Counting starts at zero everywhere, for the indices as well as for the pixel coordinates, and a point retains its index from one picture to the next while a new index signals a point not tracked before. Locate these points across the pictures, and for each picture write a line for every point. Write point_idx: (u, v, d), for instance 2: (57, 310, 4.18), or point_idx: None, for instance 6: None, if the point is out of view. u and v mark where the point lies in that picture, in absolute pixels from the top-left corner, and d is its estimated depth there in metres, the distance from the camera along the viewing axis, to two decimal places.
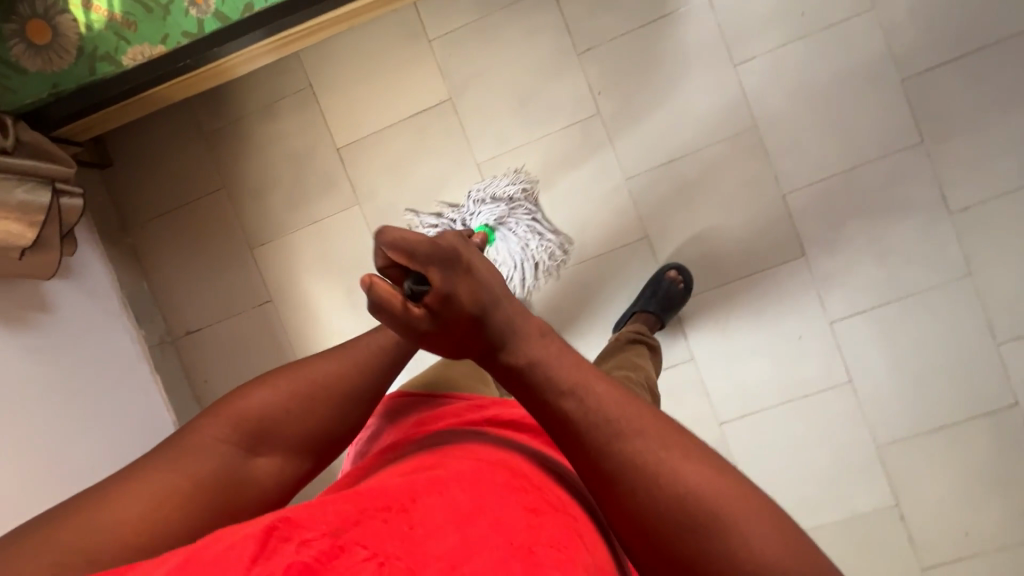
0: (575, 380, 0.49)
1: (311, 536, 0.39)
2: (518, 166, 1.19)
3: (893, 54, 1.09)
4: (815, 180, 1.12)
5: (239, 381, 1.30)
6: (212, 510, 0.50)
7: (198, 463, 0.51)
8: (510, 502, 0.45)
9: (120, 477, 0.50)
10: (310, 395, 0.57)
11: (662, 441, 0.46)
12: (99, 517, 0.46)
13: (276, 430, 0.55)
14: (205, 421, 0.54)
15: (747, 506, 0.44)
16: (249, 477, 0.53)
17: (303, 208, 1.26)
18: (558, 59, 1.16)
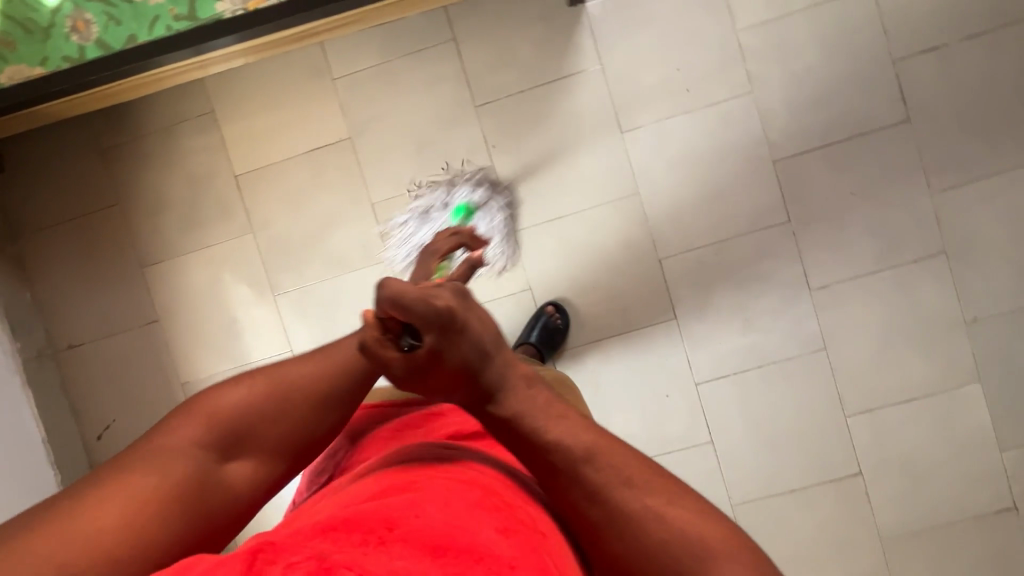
0: (563, 433, 0.48)
1: (296, 559, 0.38)
2: (412, 209, 1.22)
3: (768, 137, 1.16)
4: (688, 248, 1.19)
5: (121, 398, 1.30)
6: (184, 521, 0.49)
7: (162, 470, 0.49)
8: (486, 523, 0.45)
9: (82, 489, 0.47)
10: (285, 398, 0.55)
11: (619, 470, 0.48)
12: (59, 532, 0.44)
13: (254, 430, 0.54)
14: (177, 422, 0.52)
15: (710, 533, 0.46)
16: (222, 481, 0.52)
17: (197, 232, 1.25)
18: (457, 111, 1.20)
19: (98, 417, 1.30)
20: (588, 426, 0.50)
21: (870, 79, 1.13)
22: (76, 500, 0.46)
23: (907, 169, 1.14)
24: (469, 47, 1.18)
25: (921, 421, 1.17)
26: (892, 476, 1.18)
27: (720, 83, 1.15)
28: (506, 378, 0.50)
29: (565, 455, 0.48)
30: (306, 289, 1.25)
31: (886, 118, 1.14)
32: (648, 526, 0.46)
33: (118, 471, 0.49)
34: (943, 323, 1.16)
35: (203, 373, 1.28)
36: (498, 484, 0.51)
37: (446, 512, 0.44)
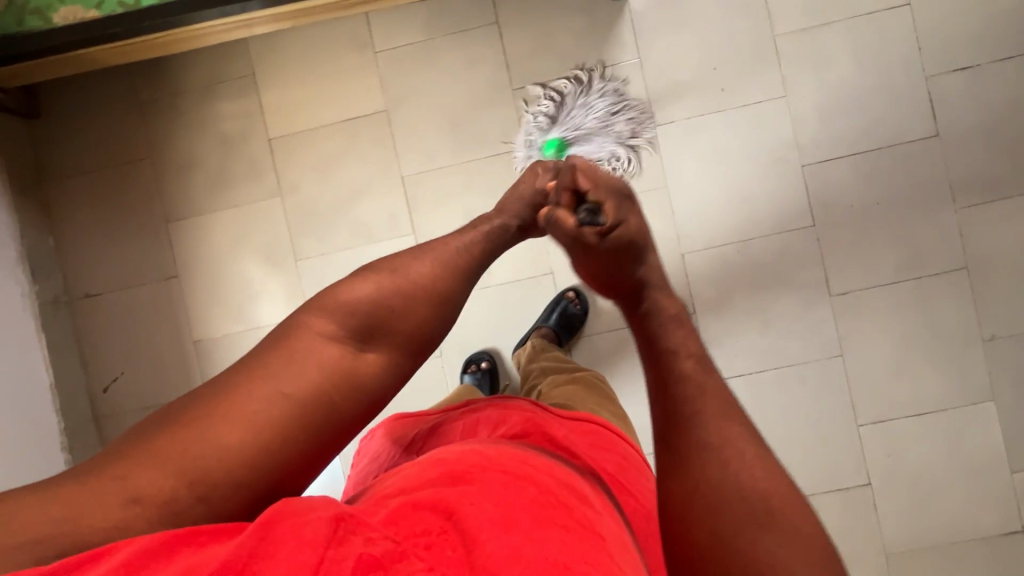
0: (689, 349, 0.57)
1: (376, 534, 0.43)
2: (440, 185, 1.23)
3: (798, 141, 1.17)
4: (712, 245, 1.19)
5: (131, 352, 1.29)
6: (318, 410, 0.56)
7: (300, 364, 0.56)
8: (542, 520, 0.47)
9: (231, 380, 0.55)
10: (409, 294, 0.62)
11: (710, 404, 0.52)
12: (205, 434, 0.52)
13: (379, 323, 0.60)
14: (309, 318, 0.59)
15: (769, 485, 0.49)
16: (356, 369, 0.59)
17: (225, 191, 1.26)
18: (493, 91, 1.21)
19: (105, 369, 1.29)
20: (694, 335, 0.59)
21: (902, 93, 1.16)
22: (220, 401, 0.54)
23: (934, 183, 1.16)
24: (510, 31, 1.21)
25: (934, 437, 1.16)
26: (902, 490, 1.17)
27: (753, 85, 1.18)
28: (655, 275, 0.63)
29: (674, 367, 0.55)
30: (328, 256, 1.25)
31: (915, 132, 1.16)
32: (722, 468, 0.49)
33: (256, 371, 0.56)
34: (960, 339, 1.16)
35: (217, 333, 1.28)
36: (552, 480, 0.55)
37: (502, 508, 0.48)
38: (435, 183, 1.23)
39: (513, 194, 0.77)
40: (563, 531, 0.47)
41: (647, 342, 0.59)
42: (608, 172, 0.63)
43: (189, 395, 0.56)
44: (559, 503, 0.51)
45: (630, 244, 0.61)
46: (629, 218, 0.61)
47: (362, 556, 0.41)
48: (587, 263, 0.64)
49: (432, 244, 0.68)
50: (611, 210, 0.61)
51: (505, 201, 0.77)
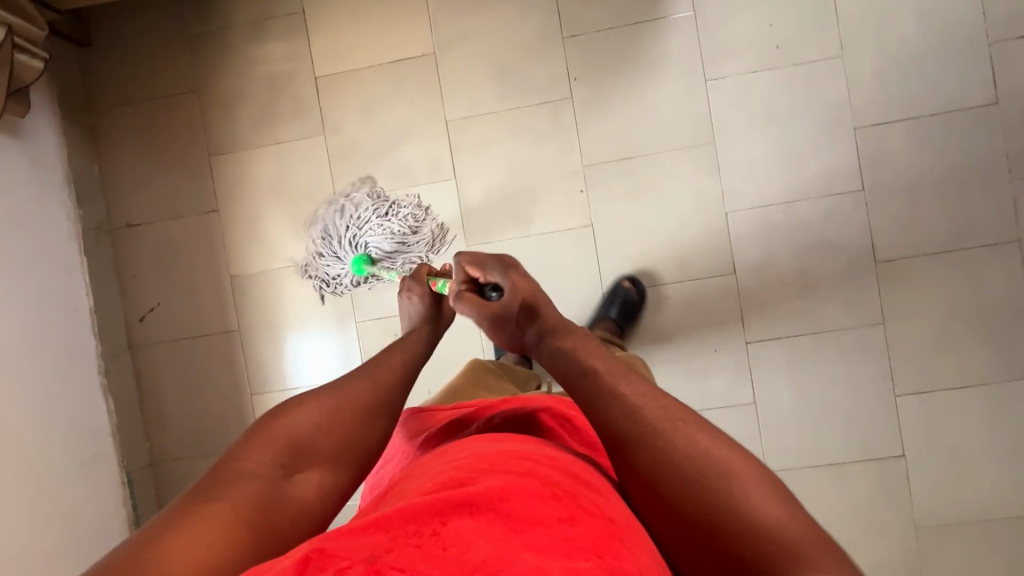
0: (623, 380, 0.57)
1: (347, 564, 0.38)
2: (484, 131, 1.22)
3: (853, 103, 1.15)
4: (757, 205, 1.17)
5: (169, 284, 1.30)
6: (268, 540, 0.50)
7: (241, 496, 0.51)
8: (544, 512, 0.45)
9: (173, 515, 0.48)
10: (348, 413, 0.61)
11: (656, 410, 0.54)
12: (160, 557, 0.44)
13: (313, 446, 0.58)
14: (235, 451, 0.55)
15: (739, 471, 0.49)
16: (296, 494, 0.55)
17: (269, 128, 1.26)
18: (544, 38, 1.20)
19: (142, 299, 1.30)
20: (612, 356, 0.62)
21: (963, 58, 1.13)
22: (153, 544, 0.45)
23: (991, 152, 1.13)
24: None
25: (973, 412, 1.14)
26: (938, 465, 1.15)
27: (810, 43, 1.15)
28: (553, 320, 0.69)
29: (603, 383, 0.58)
30: None
31: (975, 99, 1.13)
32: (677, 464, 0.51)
33: (191, 510, 0.49)
34: (1008, 313, 1.13)
35: (252, 270, 1.28)
36: (563, 476, 0.52)
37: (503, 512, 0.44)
38: (479, 129, 1.22)
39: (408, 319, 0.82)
40: (568, 530, 0.44)
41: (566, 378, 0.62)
42: (490, 255, 0.75)
43: (105, 559, 0.45)
44: (564, 494, 0.48)
45: (528, 298, 0.70)
46: (519, 277, 0.72)
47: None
48: (495, 325, 0.72)
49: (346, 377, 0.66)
50: (501, 270, 0.73)
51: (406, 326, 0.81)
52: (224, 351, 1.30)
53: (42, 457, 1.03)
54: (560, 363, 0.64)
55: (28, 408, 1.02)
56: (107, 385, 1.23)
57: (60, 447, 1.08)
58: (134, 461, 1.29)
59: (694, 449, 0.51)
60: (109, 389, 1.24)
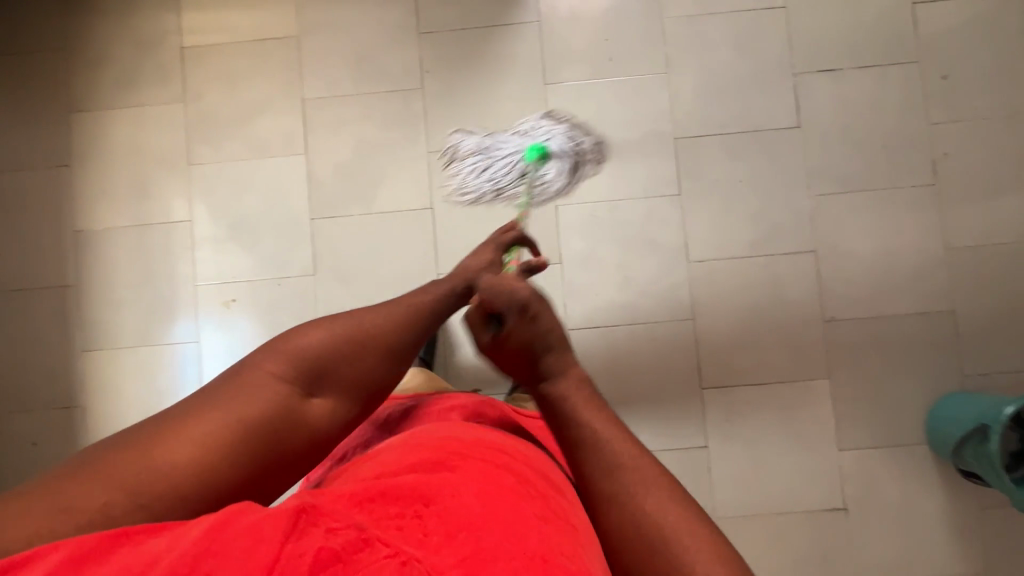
0: (587, 415, 0.58)
1: (336, 525, 0.44)
2: (337, 112, 1.28)
3: (674, 117, 1.26)
4: (584, 200, 1.25)
5: (8, 233, 1.29)
6: (264, 442, 0.59)
7: (235, 397, 0.59)
8: (523, 508, 0.52)
9: (168, 419, 0.57)
10: (357, 341, 0.67)
11: (626, 451, 0.55)
12: (148, 456, 0.53)
13: (331, 368, 0.65)
14: (263, 359, 0.63)
15: (704, 552, 0.47)
16: (305, 411, 0.63)
17: (131, 90, 1.30)
18: (401, 32, 1.29)
19: None
20: (596, 396, 0.60)
21: (772, 84, 1.26)
22: (151, 432, 0.55)
23: (792, 170, 1.25)
24: None
25: (770, 408, 1.21)
26: (737, 456, 1.21)
27: (639, 59, 1.27)
28: (559, 363, 0.61)
29: (583, 433, 0.57)
30: (220, 165, 1.29)
31: (779, 122, 1.25)
32: (655, 521, 0.50)
33: (195, 404, 0.59)
34: (802, 317, 1.23)
35: (99, 226, 1.30)
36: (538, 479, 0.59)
37: (488, 502, 0.51)
38: (333, 109, 1.29)
39: (452, 269, 0.81)
40: (541, 525, 0.50)
41: (555, 423, 0.59)
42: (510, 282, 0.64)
43: (124, 432, 0.56)
44: (536, 494, 0.55)
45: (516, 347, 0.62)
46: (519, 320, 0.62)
47: (321, 550, 0.41)
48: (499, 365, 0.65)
49: (386, 300, 0.74)
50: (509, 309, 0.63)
51: (454, 272, 0.80)
52: (60, 305, 1.29)
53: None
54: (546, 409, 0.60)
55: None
56: None
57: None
58: None
59: (650, 497, 0.51)
60: None
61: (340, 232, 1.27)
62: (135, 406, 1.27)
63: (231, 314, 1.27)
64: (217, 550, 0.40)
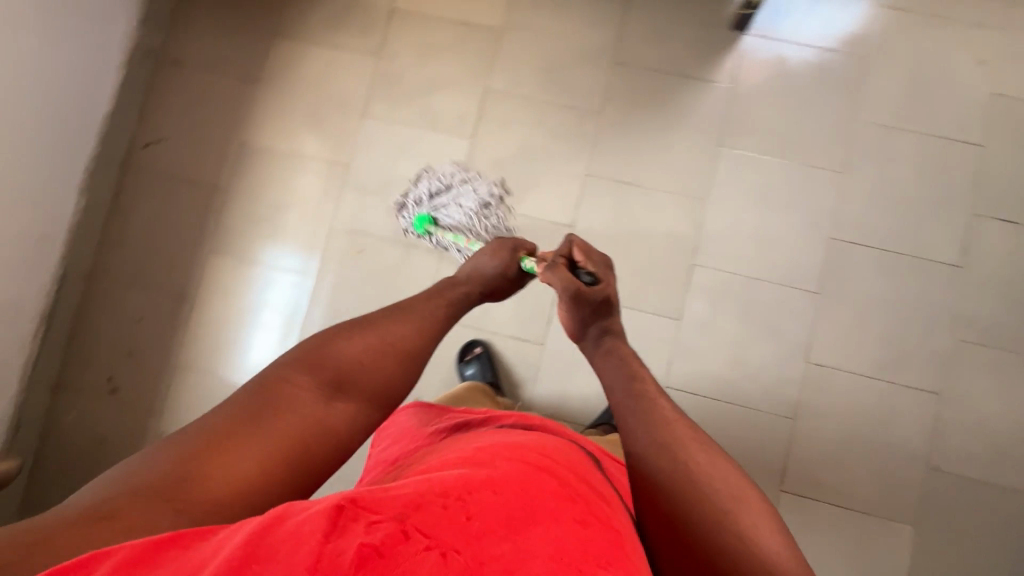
0: (654, 412, 0.65)
1: (377, 517, 0.44)
2: (513, 110, 1.32)
3: (837, 217, 1.24)
4: (722, 268, 1.24)
5: (184, 125, 1.38)
6: (290, 454, 0.54)
7: (257, 400, 0.56)
8: (561, 509, 0.51)
9: (190, 438, 0.51)
10: (379, 350, 0.64)
11: (677, 432, 0.63)
12: (176, 476, 0.48)
13: (355, 376, 0.61)
14: (274, 367, 0.60)
15: (733, 487, 0.59)
16: (330, 419, 0.58)
17: (335, 32, 1.37)
18: (597, 56, 1.32)
19: (155, 128, 1.38)
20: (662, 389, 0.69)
21: (946, 216, 1.23)
22: (182, 436, 0.51)
23: (939, 307, 1.21)
24: (632, 14, 1.32)
25: (846, 535, 1.16)
26: None
27: (820, 151, 1.26)
28: (615, 326, 0.80)
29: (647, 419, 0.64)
30: (389, 124, 1.34)
31: (941, 256, 1.22)
32: (691, 470, 0.59)
33: (215, 411, 0.55)
34: (905, 455, 1.18)
35: (264, 144, 1.37)
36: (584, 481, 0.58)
37: (530, 499, 0.50)
38: (510, 106, 1.32)
39: (477, 270, 0.84)
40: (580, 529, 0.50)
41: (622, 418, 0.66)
42: (596, 250, 0.87)
43: (154, 443, 0.52)
44: (578, 496, 0.54)
45: (608, 300, 0.80)
46: (609, 279, 0.83)
47: (361, 546, 0.42)
48: (576, 307, 0.79)
49: (406, 309, 0.71)
50: (599, 271, 0.83)
51: (470, 275, 0.83)
52: (206, 203, 1.36)
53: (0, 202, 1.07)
54: (615, 368, 0.73)
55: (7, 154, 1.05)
56: (87, 185, 1.28)
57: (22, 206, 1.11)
58: (76, 263, 1.31)
59: (689, 461, 0.60)
60: (88, 187, 1.29)
61: None
62: (227, 315, 1.33)
63: (353, 263, 1.32)
64: (260, 551, 0.40)
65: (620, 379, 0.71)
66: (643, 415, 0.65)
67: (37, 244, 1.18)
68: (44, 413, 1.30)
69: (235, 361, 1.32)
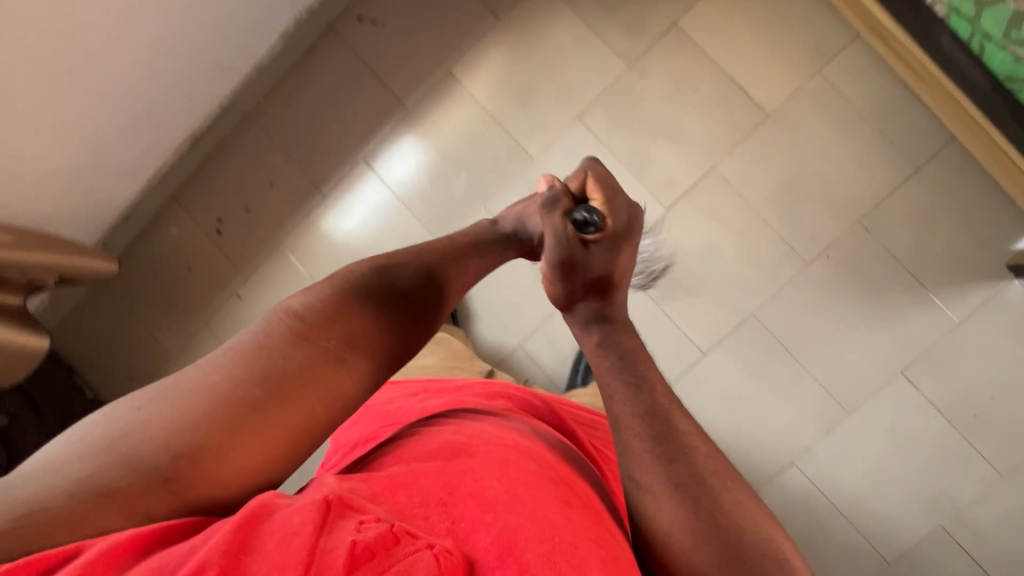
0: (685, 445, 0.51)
1: (367, 518, 0.40)
2: (722, 206, 1.16)
3: (960, 508, 1.11)
4: (815, 482, 1.14)
5: (401, 18, 1.25)
6: (283, 426, 0.46)
7: (246, 356, 0.47)
8: (547, 491, 0.49)
9: (184, 390, 0.45)
10: (396, 311, 0.55)
11: (701, 469, 0.50)
12: (165, 439, 0.42)
13: (368, 340, 0.52)
14: (269, 318, 0.50)
15: (752, 510, 0.49)
16: (331, 383, 0.48)
17: (601, 13, 1.19)
18: (843, 205, 1.13)
19: (372, 4, 1.25)
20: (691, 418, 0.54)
21: None
22: (169, 395, 0.44)
23: None
24: (911, 185, 1.12)
25: None
26: None
27: (994, 441, 1.11)
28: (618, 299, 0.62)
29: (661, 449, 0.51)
30: (597, 145, 1.19)
31: None
32: (711, 506, 0.48)
33: (207, 363, 0.47)
34: None
35: (466, 85, 1.23)
36: (579, 486, 0.53)
37: (531, 511, 0.46)
38: (722, 200, 1.16)
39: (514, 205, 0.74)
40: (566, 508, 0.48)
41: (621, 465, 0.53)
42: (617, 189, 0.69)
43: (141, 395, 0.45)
44: (558, 478, 0.52)
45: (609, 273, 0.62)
46: (630, 233, 0.66)
47: (354, 544, 0.37)
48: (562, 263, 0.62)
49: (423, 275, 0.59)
50: (608, 214, 0.65)
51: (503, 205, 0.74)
52: (381, 111, 1.27)
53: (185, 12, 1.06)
54: (617, 368, 0.56)
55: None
56: (285, 33, 1.24)
57: (205, 23, 1.10)
58: (241, 99, 1.28)
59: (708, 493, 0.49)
60: (284, 37, 1.24)
61: None
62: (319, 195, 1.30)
63: None
64: (243, 555, 0.36)
65: (634, 387, 0.54)
66: (663, 438, 0.51)
67: (216, 71, 1.19)
68: (152, 214, 1.34)
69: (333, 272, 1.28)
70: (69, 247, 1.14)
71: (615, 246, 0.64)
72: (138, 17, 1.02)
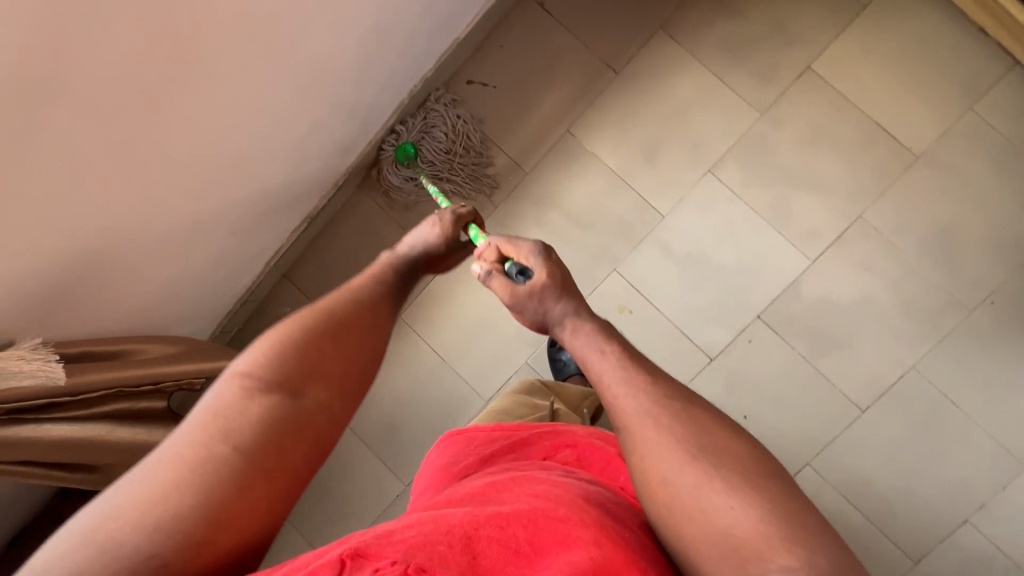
0: (662, 417, 0.52)
1: (383, 565, 0.39)
2: (871, 255, 1.11)
3: None
4: (994, 541, 1.08)
5: (517, 80, 1.21)
6: (267, 465, 0.48)
7: (214, 417, 0.49)
8: (567, 537, 0.47)
9: (166, 463, 0.46)
10: (341, 335, 0.57)
11: (697, 449, 0.50)
12: (159, 511, 0.43)
13: (320, 369, 0.54)
14: (219, 385, 0.51)
15: (768, 489, 0.48)
16: (300, 419, 0.51)
17: (728, 62, 1.15)
18: (1007, 246, 1.07)
19: (486, 68, 1.22)
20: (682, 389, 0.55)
21: None
22: (147, 471, 0.45)
23: None
24: None
25: None
26: None
27: None
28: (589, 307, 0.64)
29: (645, 448, 0.51)
30: (733, 198, 1.15)
31: None
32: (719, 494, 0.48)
33: (179, 432, 0.48)
34: None
35: (590, 145, 1.19)
36: (583, 501, 0.54)
37: (528, 526, 0.47)
38: (873, 249, 1.11)
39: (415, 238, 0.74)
40: (591, 549, 0.46)
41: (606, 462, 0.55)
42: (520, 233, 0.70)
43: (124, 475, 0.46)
44: (582, 517, 0.50)
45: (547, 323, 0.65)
46: (552, 261, 0.66)
47: None
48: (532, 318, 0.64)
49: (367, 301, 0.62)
50: (529, 259, 0.66)
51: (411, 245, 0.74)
52: (502, 177, 1.22)
53: (313, 99, 1.02)
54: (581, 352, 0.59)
55: (339, 46, 0.99)
56: (399, 103, 1.20)
57: (330, 106, 1.06)
58: (355, 173, 1.25)
59: (713, 483, 0.48)
60: (401, 108, 1.20)
61: (767, 352, 1.14)
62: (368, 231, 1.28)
63: (619, 321, 1.18)
64: None
65: (612, 383, 0.55)
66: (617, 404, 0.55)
67: (337, 150, 1.16)
68: (266, 294, 1.31)
69: (458, 342, 1.26)
70: (204, 347, 1.03)
71: (550, 270, 0.65)
72: (273, 108, 0.97)
